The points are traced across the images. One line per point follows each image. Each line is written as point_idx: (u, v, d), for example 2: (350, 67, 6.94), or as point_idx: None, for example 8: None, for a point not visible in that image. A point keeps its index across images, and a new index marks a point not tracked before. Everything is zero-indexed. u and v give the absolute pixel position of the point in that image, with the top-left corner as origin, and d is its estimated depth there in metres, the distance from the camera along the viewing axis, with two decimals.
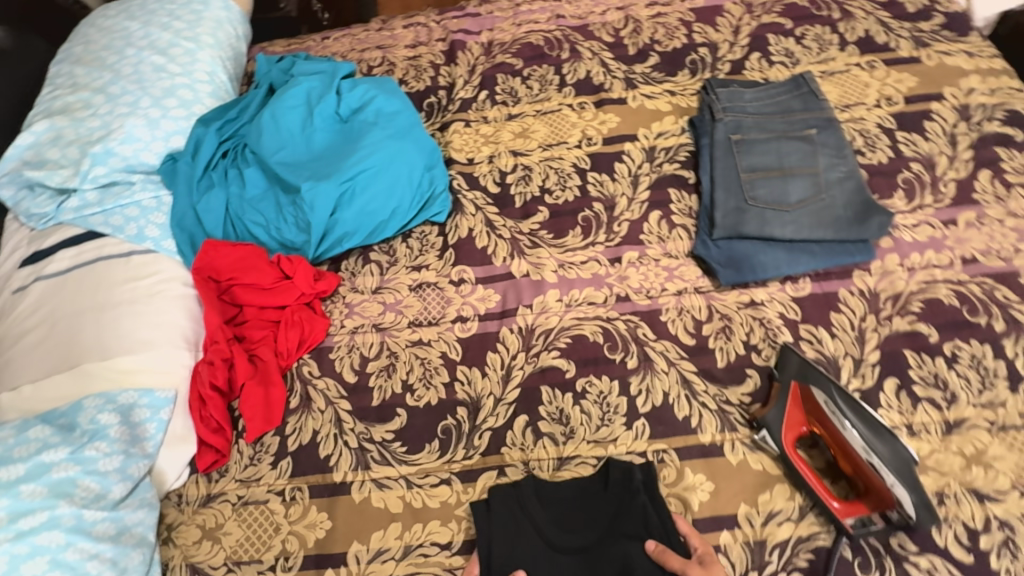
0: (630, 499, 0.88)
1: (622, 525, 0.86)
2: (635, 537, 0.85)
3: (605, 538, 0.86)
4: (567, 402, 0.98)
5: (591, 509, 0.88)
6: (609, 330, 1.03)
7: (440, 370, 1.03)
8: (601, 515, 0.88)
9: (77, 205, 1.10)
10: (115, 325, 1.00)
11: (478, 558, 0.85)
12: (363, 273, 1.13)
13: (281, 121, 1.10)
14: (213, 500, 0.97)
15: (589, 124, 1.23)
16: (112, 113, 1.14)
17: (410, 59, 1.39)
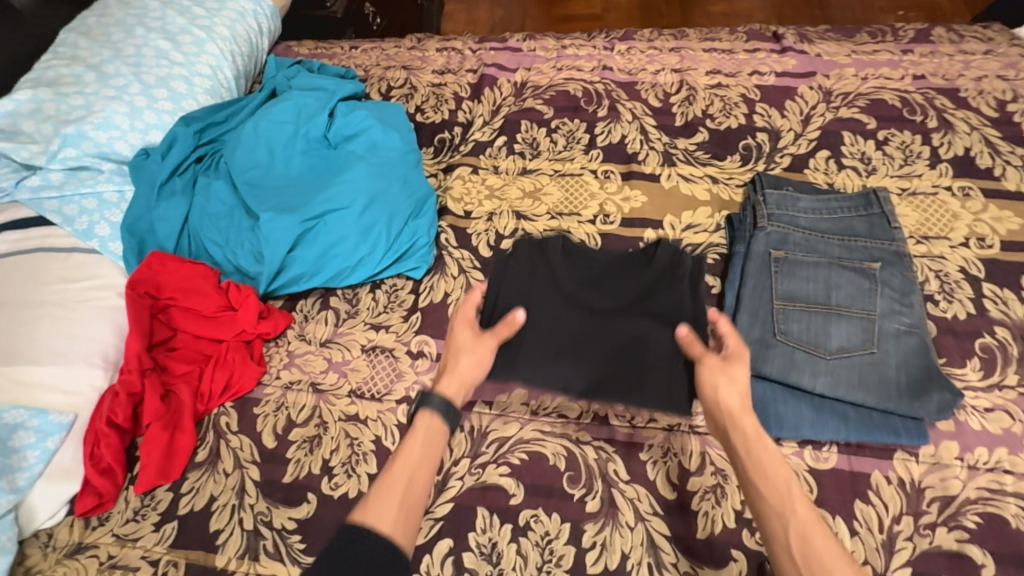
0: (670, 284, 0.91)
1: (650, 304, 0.91)
2: (657, 312, 0.90)
3: (631, 309, 0.91)
4: (504, 535, 0.81)
5: (624, 279, 0.94)
6: (574, 456, 0.86)
7: (368, 457, 0.87)
8: (632, 287, 0.93)
9: (37, 184, 1.02)
10: (30, 328, 0.90)
11: (491, 291, 0.95)
12: (316, 320, 0.99)
13: (261, 136, 0.98)
14: (82, 552, 0.84)
15: (610, 198, 1.06)
16: (97, 94, 1.06)
17: (434, 87, 1.26)
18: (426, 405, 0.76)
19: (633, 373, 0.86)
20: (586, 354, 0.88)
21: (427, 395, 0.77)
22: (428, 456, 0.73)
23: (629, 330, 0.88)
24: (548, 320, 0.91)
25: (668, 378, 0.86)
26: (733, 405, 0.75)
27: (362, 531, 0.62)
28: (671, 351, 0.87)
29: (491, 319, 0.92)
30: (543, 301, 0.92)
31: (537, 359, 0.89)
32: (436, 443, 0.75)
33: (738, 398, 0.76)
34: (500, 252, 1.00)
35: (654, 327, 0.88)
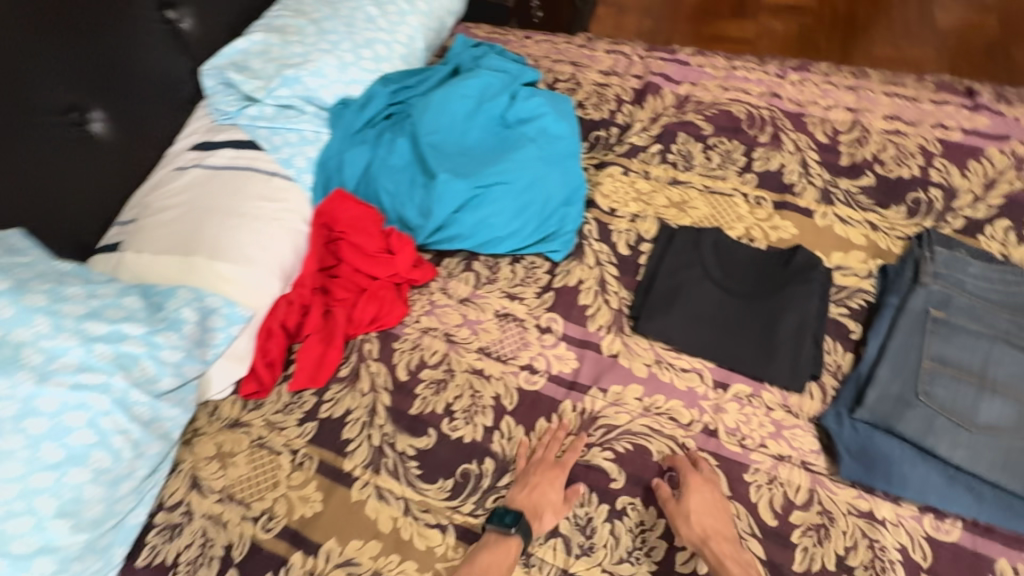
0: (803, 283, 0.96)
1: (788, 295, 0.95)
2: (795, 303, 0.94)
3: (767, 295, 0.96)
4: (600, 514, 0.85)
5: (765, 271, 0.99)
6: (678, 459, 0.88)
7: (485, 411, 0.95)
8: (771, 279, 0.98)
9: (253, 114, 1.18)
10: (233, 233, 1.06)
11: (647, 267, 1.04)
12: (458, 278, 1.09)
13: (447, 106, 1.08)
14: (238, 427, 0.99)
15: (758, 223, 1.07)
16: (314, 46, 1.21)
17: (597, 86, 1.32)
18: (504, 522, 0.82)
19: (758, 353, 0.93)
20: (724, 330, 0.95)
21: (518, 516, 0.82)
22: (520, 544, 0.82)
23: (765, 315, 0.95)
24: (691, 294, 0.98)
25: (797, 360, 0.91)
26: (708, 527, 0.80)
27: None
28: (803, 337, 0.92)
29: (647, 294, 1.01)
30: (689, 278, 1.00)
31: (680, 328, 0.96)
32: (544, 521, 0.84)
33: (710, 524, 0.80)
34: (662, 231, 1.07)
35: (780, 316, 0.94)
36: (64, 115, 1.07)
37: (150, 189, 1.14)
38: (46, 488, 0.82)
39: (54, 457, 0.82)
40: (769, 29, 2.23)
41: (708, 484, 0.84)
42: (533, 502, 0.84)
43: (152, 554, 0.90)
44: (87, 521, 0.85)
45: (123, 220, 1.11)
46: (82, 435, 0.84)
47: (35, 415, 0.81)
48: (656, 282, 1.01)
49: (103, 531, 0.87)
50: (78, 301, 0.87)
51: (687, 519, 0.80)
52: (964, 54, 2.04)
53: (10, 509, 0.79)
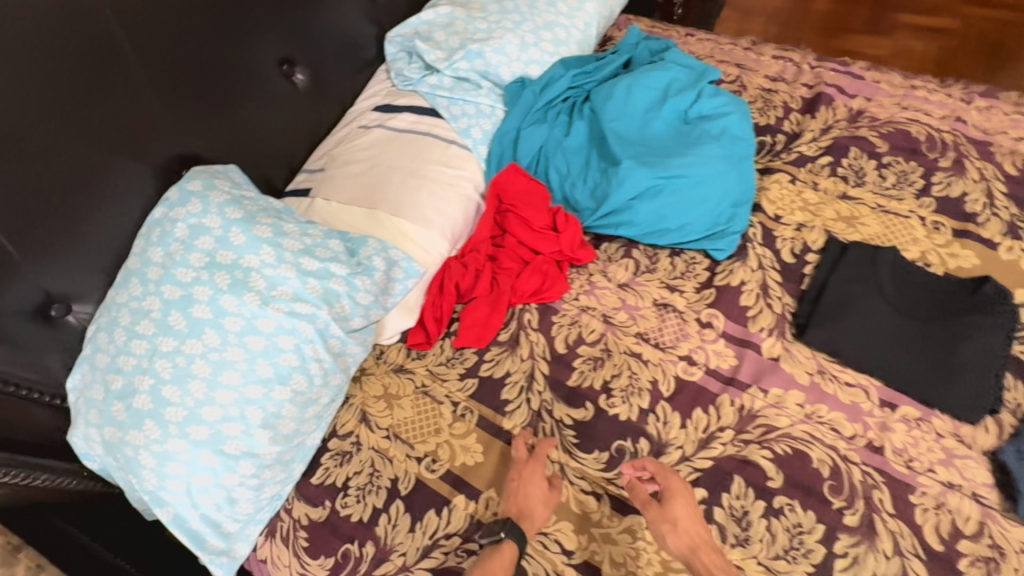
0: (986, 316, 0.95)
1: (970, 325, 0.94)
2: (977, 335, 0.94)
3: (947, 321, 0.95)
4: (756, 509, 0.87)
5: (944, 297, 0.98)
6: (839, 469, 0.89)
7: (643, 394, 0.99)
8: (950, 307, 0.97)
9: (434, 83, 1.24)
10: (414, 193, 1.13)
11: (816, 277, 1.04)
12: (617, 263, 1.12)
13: (633, 98, 1.11)
14: (403, 372, 1.07)
15: (935, 248, 1.05)
16: (498, 24, 1.26)
17: (764, 91, 1.30)
18: (493, 530, 0.84)
19: (933, 378, 0.92)
20: (897, 350, 0.94)
21: (506, 522, 0.84)
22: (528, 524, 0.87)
23: (943, 341, 0.93)
24: (864, 309, 0.98)
25: (974, 391, 0.91)
26: (692, 538, 0.83)
27: None
28: (983, 370, 0.92)
29: (814, 304, 1.01)
30: (862, 294, 1.00)
31: (849, 341, 0.97)
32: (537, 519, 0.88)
33: (691, 529, 0.84)
34: (833, 243, 1.07)
35: (960, 345, 0.93)
36: (279, 66, 1.17)
37: (336, 143, 1.23)
38: (255, 400, 0.91)
39: (265, 373, 0.91)
40: (906, 48, 2.13)
41: (680, 488, 0.87)
42: (520, 508, 0.87)
43: (325, 475, 0.99)
44: (281, 435, 0.94)
45: (313, 168, 1.20)
46: (289, 358, 0.92)
47: (255, 333, 0.90)
48: (826, 293, 1.01)
49: (290, 447, 0.96)
50: (295, 237, 0.96)
51: (674, 527, 0.83)
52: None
53: (227, 413, 0.89)
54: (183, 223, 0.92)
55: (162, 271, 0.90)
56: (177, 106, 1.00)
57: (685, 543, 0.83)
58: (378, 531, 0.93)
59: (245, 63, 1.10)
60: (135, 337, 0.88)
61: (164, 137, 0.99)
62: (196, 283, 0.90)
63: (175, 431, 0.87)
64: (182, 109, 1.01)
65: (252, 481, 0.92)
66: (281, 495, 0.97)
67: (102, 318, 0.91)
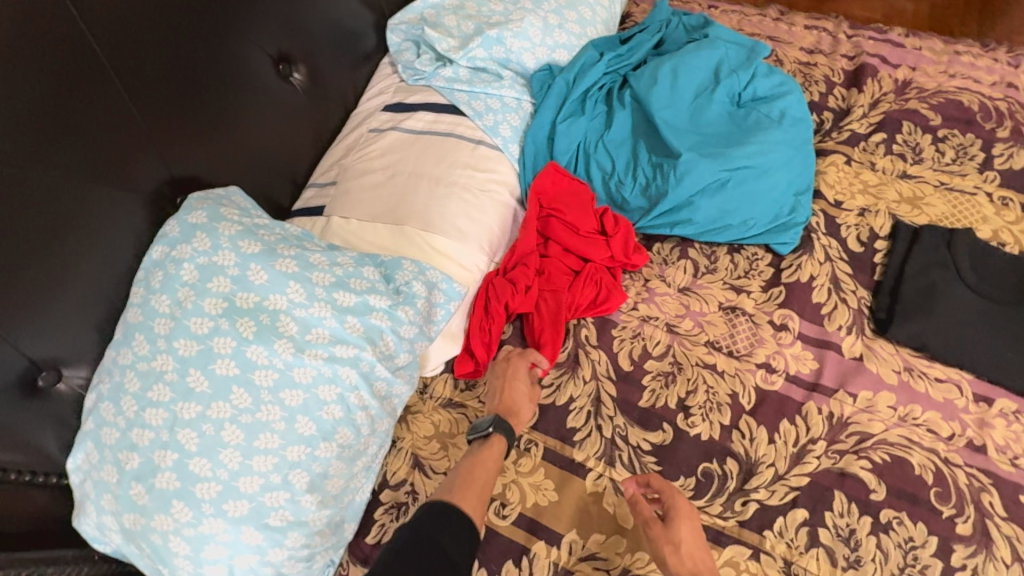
0: None
1: None
2: None
3: None
4: (864, 526, 0.81)
5: None
6: (944, 474, 0.83)
7: (723, 408, 0.91)
8: None
9: (450, 75, 1.11)
10: (445, 203, 1.00)
11: (889, 265, 0.98)
12: (674, 265, 1.02)
13: (681, 82, 1.01)
14: (453, 406, 0.96)
15: (1007, 226, 0.99)
16: (516, 5, 1.12)
17: (802, 65, 1.21)
18: (480, 427, 0.86)
19: None
20: (989, 340, 0.89)
21: (496, 417, 0.87)
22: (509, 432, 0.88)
23: None
24: (948, 297, 0.92)
25: None
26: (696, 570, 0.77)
27: (441, 510, 0.75)
28: None
29: (893, 297, 0.95)
30: (943, 281, 0.93)
31: (937, 333, 0.90)
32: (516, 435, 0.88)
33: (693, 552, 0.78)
34: (903, 227, 1.00)
35: None
36: (275, 66, 1.02)
37: (346, 152, 1.09)
38: (299, 462, 0.78)
39: (307, 431, 0.79)
40: (899, 9, 2.04)
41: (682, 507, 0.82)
42: (508, 405, 0.90)
43: (381, 533, 0.88)
44: (330, 496, 0.82)
45: (322, 182, 1.06)
46: (333, 410, 0.80)
47: (292, 386, 0.78)
48: (904, 283, 0.95)
49: (340, 508, 0.84)
50: (325, 268, 0.83)
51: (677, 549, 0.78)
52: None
53: (268, 481, 0.77)
54: (190, 264, 0.79)
55: (172, 324, 0.76)
56: (165, 119, 0.85)
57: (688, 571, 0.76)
58: None
59: (239, 64, 0.95)
60: (149, 405, 0.74)
61: (153, 158, 0.84)
62: (216, 334, 0.76)
63: (209, 510, 0.74)
64: (172, 123, 0.86)
65: (302, 553, 0.80)
66: (333, 561, 0.86)
67: (104, 384, 0.77)
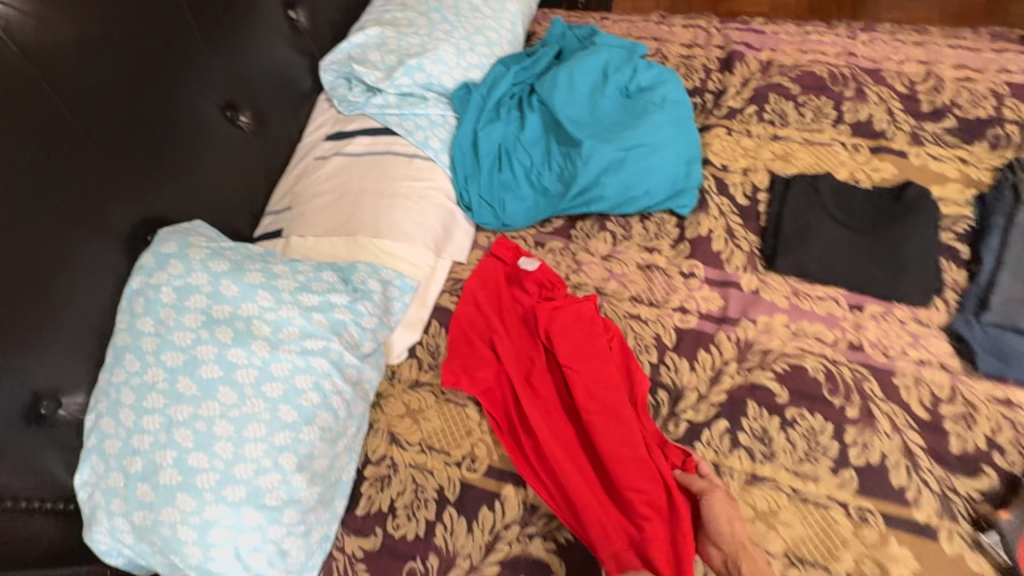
0: (920, 211, 1.08)
1: (908, 222, 1.07)
2: (917, 229, 1.07)
3: (890, 225, 1.08)
4: (773, 424, 0.97)
5: (880, 205, 1.11)
6: (832, 373, 1.00)
7: (650, 349, 1.06)
8: (888, 212, 1.10)
9: (381, 103, 1.26)
10: (389, 212, 1.15)
11: (770, 212, 1.16)
12: (596, 238, 1.19)
13: (576, 83, 1.19)
14: (420, 386, 1.08)
15: (860, 167, 1.19)
16: (430, 36, 1.29)
17: (683, 58, 1.42)
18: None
19: (889, 275, 1.04)
20: (855, 259, 1.07)
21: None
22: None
23: (889, 242, 1.06)
24: (818, 230, 1.10)
25: (924, 278, 1.04)
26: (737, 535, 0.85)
27: None
28: (927, 256, 1.05)
29: (776, 236, 1.13)
30: (813, 218, 1.12)
31: (813, 260, 1.08)
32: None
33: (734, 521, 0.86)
34: (778, 179, 1.19)
35: (906, 242, 1.06)
36: (223, 112, 1.14)
37: (296, 180, 1.22)
38: (286, 446, 0.89)
39: (290, 417, 0.90)
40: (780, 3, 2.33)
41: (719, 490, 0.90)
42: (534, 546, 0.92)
43: (369, 503, 0.99)
44: (318, 474, 0.93)
45: (278, 209, 1.19)
46: (310, 396, 0.91)
47: (272, 379, 0.89)
48: (783, 224, 1.13)
49: (328, 485, 0.95)
50: (288, 276, 0.95)
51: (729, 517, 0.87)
52: (963, 5, 2.19)
53: (260, 466, 0.87)
54: (168, 287, 0.90)
55: (158, 340, 0.87)
56: (130, 168, 0.96)
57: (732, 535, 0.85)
58: (437, 542, 0.94)
59: (191, 115, 1.07)
60: (146, 413, 0.85)
61: (123, 203, 0.95)
62: (198, 343, 0.87)
63: (210, 498, 0.84)
64: (137, 170, 0.97)
65: (299, 528, 0.91)
66: (328, 536, 0.96)
67: (101, 403, 0.86)
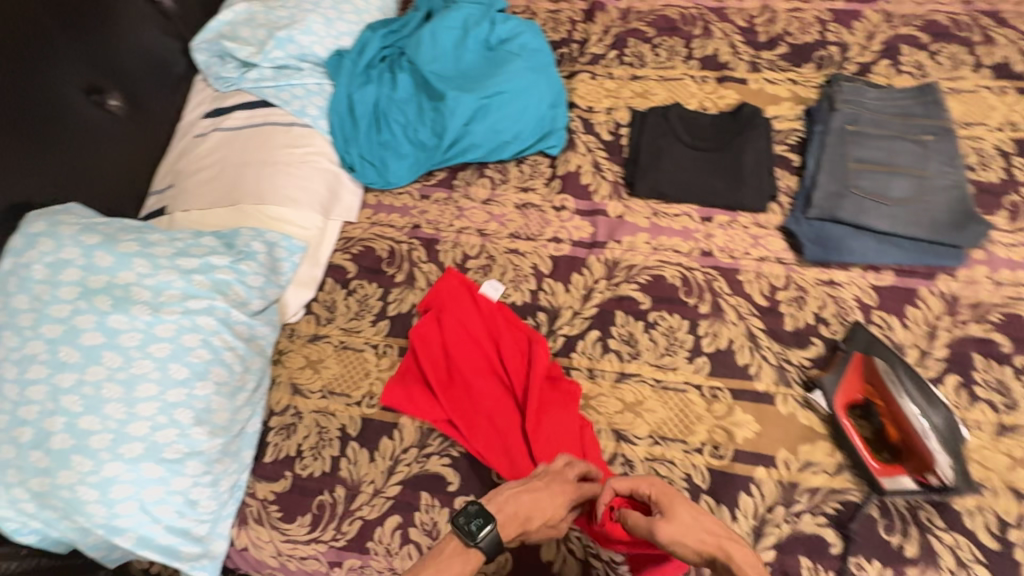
0: (753, 129, 1.22)
1: (743, 139, 1.20)
2: (751, 145, 1.20)
3: (730, 143, 1.21)
4: (638, 328, 1.08)
5: (722, 127, 1.24)
6: (687, 278, 1.12)
7: (529, 278, 1.15)
8: (728, 132, 1.23)
9: (255, 77, 1.28)
10: (271, 178, 1.19)
11: (630, 144, 1.26)
12: (476, 185, 1.26)
13: (439, 39, 1.26)
14: (319, 339, 1.14)
15: (708, 96, 1.31)
16: (298, 8, 1.33)
17: (551, 12, 1.50)
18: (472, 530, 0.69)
19: (731, 187, 1.17)
20: (701, 176, 1.19)
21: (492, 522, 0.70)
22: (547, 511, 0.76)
23: (729, 158, 1.19)
24: (669, 155, 1.22)
25: (760, 185, 1.17)
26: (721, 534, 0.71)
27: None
28: (761, 167, 1.18)
29: (635, 165, 1.23)
30: (665, 144, 1.23)
31: (667, 181, 1.19)
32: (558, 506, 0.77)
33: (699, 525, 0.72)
34: (635, 113, 1.29)
35: (743, 156, 1.19)
36: (87, 96, 1.14)
37: (177, 159, 1.24)
38: (181, 402, 0.93)
39: (181, 374, 0.94)
40: None
41: (673, 497, 0.77)
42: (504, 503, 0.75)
43: (277, 451, 1.05)
44: (219, 427, 0.97)
45: (161, 188, 1.22)
46: (200, 353, 0.96)
47: (157, 340, 0.93)
48: (641, 153, 1.23)
49: (233, 437, 1.00)
50: (165, 244, 0.99)
51: (694, 528, 0.72)
52: None
53: (156, 422, 0.91)
54: (40, 264, 0.92)
55: (36, 315, 0.90)
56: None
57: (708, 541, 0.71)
58: (343, 474, 1.01)
59: (52, 99, 1.07)
60: (30, 384, 0.87)
61: None
62: (77, 313, 0.90)
63: (108, 456, 0.88)
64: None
65: (206, 478, 0.95)
66: (240, 485, 1.01)
67: None
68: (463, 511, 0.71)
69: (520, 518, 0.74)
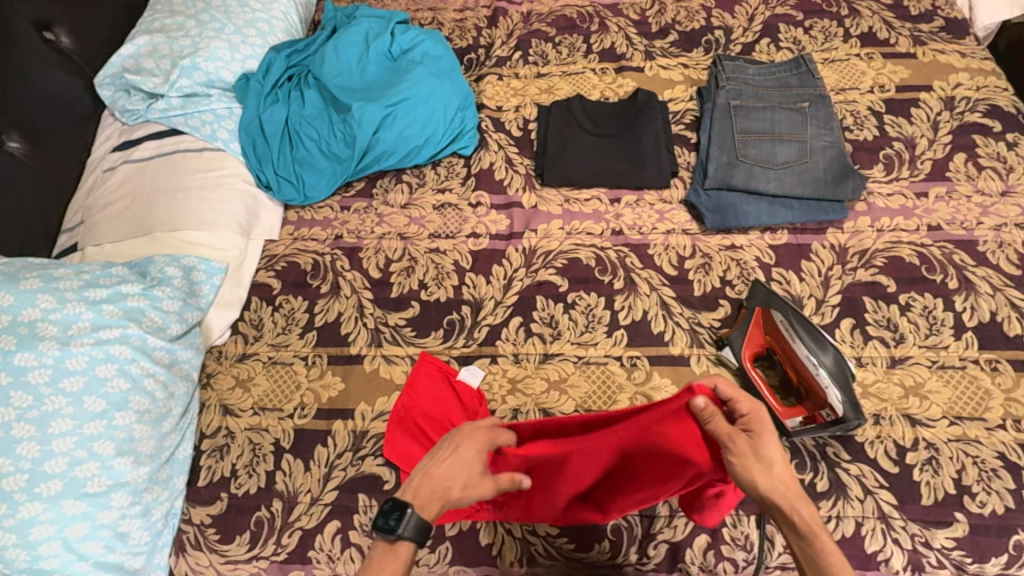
0: (650, 112, 1.29)
1: (641, 122, 1.27)
2: (649, 126, 1.27)
3: (628, 128, 1.28)
4: (558, 310, 1.12)
5: (622, 113, 1.31)
6: (601, 257, 1.17)
7: (451, 274, 1.18)
8: (627, 118, 1.30)
9: (163, 107, 1.29)
10: (184, 204, 1.19)
11: (539, 137, 1.32)
12: (394, 191, 1.29)
13: (342, 54, 1.33)
14: (247, 357, 1.14)
15: (608, 86, 1.38)
16: (200, 35, 1.32)
17: (457, 21, 1.55)
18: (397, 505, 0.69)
19: (633, 168, 1.23)
20: (605, 161, 1.25)
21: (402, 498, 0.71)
22: (468, 471, 0.76)
23: (628, 142, 1.26)
24: (574, 143, 1.27)
25: (660, 164, 1.23)
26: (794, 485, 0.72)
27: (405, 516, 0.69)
28: (659, 146, 1.25)
29: (544, 156, 1.28)
30: (569, 133, 1.29)
31: (574, 168, 1.25)
32: (479, 470, 0.77)
33: (785, 474, 0.72)
34: (541, 108, 1.35)
35: (641, 138, 1.26)
36: None
37: (87, 194, 1.24)
38: (99, 434, 0.92)
39: (97, 406, 0.92)
40: None
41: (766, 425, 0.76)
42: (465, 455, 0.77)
43: (210, 473, 1.04)
44: (144, 456, 0.96)
45: (72, 226, 1.22)
46: (117, 383, 0.94)
47: (69, 374, 0.91)
48: (548, 144, 1.29)
49: (161, 464, 0.98)
50: (71, 278, 0.99)
51: (769, 470, 0.72)
52: None
53: (74, 457, 0.90)
54: None
55: None
56: None
57: (783, 489, 0.71)
58: (279, 488, 1.01)
59: None
60: None
61: None
62: None
63: (24, 497, 0.86)
64: None
65: (135, 509, 0.93)
66: (174, 512, 0.99)
67: None
68: (380, 511, 0.70)
69: (444, 493, 0.73)
